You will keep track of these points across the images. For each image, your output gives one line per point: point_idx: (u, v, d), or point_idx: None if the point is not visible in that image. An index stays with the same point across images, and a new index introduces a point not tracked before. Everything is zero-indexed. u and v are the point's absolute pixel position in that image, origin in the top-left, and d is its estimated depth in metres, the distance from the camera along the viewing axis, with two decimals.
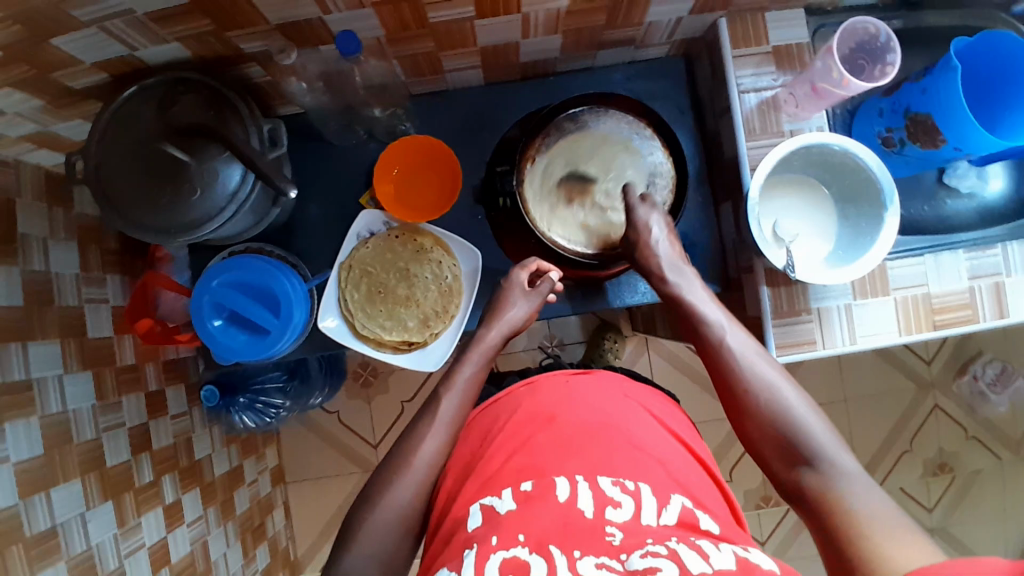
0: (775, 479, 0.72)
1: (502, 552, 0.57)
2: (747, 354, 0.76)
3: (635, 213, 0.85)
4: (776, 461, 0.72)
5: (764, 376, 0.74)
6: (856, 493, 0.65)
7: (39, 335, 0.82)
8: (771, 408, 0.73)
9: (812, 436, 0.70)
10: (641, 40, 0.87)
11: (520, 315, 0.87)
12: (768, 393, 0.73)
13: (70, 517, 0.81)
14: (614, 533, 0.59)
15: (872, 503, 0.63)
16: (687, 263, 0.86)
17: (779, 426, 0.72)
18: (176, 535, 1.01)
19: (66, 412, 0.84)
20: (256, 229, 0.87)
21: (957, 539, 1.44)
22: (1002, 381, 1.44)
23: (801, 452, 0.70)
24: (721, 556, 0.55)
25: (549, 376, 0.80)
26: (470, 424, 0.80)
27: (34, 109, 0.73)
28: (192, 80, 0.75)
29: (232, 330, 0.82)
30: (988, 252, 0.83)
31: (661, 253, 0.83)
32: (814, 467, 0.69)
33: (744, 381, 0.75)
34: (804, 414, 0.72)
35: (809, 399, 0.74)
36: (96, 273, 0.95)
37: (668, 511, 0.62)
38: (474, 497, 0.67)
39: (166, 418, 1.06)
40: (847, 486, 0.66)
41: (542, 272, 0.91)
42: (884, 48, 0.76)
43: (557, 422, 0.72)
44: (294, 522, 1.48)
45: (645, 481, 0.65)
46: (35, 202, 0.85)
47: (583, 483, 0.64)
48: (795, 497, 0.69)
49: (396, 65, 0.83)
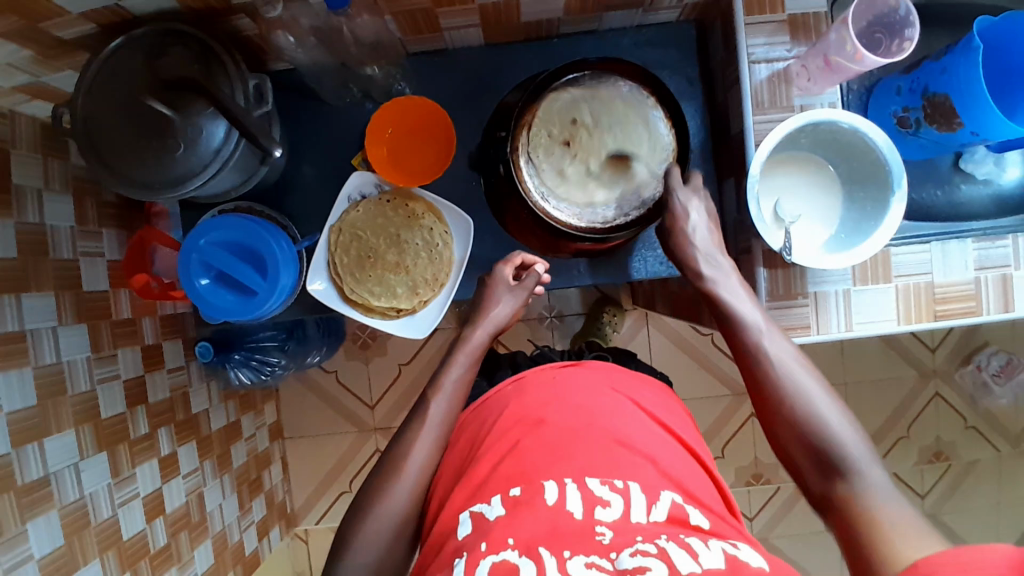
0: (804, 488, 0.70)
1: (492, 558, 0.58)
2: (783, 358, 0.74)
3: (674, 197, 0.83)
4: (811, 473, 0.69)
5: (802, 387, 0.72)
6: (891, 510, 0.62)
7: (34, 287, 0.82)
8: (807, 415, 0.70)
9: (848, 447, 0.68)
10: (650, 3, 0.83)
11: (504, 313, 0.87)
12: (805, 403, 0.71)
13: (62, 467, 0.83)
14: (604, 532, 0.60)
15: (906, 517, 0.61)
16: (725, 255, 0.83)
17: (814, 433, 0.69)
18: (171, 486, 1.03)
19: (60, 363, 0.85)
20: (245, 188, 0.85)
21: (947, 526, 1.44)
22: (1007, 372, 1.41)
23: (836, 462, 0.68)
24: (711, 555, 0.57)
25: (536, 372, 0.81)
26: (461, 426, 0.82)
27: (25, 60, 0.71)
28: (184, 33, 0.73)
29: (221, 290, 0.82)
30: (999, 243, 0.80)
31: (697, 243, 0.82)
32: (849, 481, 0.66)
33: (780, 387, 0.73)
34: (840, 422, 0.70)
35: (844, 409, 0.71)
36: (92, 227, 0.94)
37: (659, 507, 0.63)
38: (463, 506, 0.67)
39: (162, 372, 1.07)
40: (882, 501, 0.64)
41: (527, 266, 0.92)
42: (902, 22, 0.71)
43: (546, 425, 0.72)
44: (293, 478, 1.52)
45: (635, 479, 0.66)
46: (30, 154, 0.84)
47: (572, 485, 0.64)
48: (826, 509, 0.67)
49: (391, 21, 0.79)
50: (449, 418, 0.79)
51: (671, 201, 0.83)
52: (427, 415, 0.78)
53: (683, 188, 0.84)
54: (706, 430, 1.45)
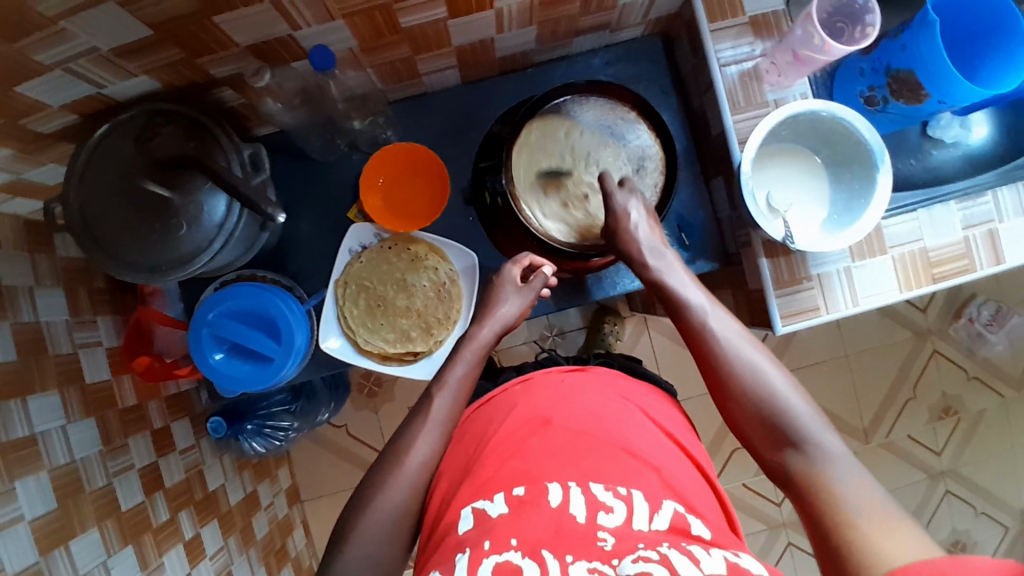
0: (760, 460, 0.73)
1: (495, 556, 0.58)
2: (729, 336, 0.76)
3: (613, 200, 0.83)
4: (764, 446, 0.72)
5: (748, 361, 0.74)
6: (840, 476, 0.65)
7: (38, 386, 0.80)
8: (753, 388, 0.73)
9: (795, 416, 0.70)
10: (617, 22, 0.86)
11: (512, 312, 0.87)
12: (753, 376, 0.73)
13: (92, 567, 0.80)
14: (606, 537, 0.60)
15: (860, 490, 0.63)
16: (668, 248, 0.85)
17: (765, 407, 0.71)
18: (200, 570, 0.99)
19: (74, 461, 0.82)
20: (248, 257, 0.84)
21: (966, 478, 1.48)
22: (998, 321, 1.46)
23: (790, 437, 0.70)
24: (713, 562, 0.57)
25: (543, 374, 0.81)
26: (464, 423, 0.81)
27: (5, 159, 0.70)
28: (170, 111, 0.73)
29: (235, 361, 0.81)
30: (979, 201, 0.84)
31: (641, 238, 0.82)
32: (801, 451, 0.69)
33: (728, 364, 0.74)
34: (788, 395, 0.72)
35: (794, 381, 0.74)
36: (87, 316, 0.92)
37: (660, 516, 0.64)
38: (467, 502, 0.67)
39: (175, 453, 1.04)
40: (835, 471, 0.66)
41: (535, 268, 0.90)
42: (862, 10, 0.76)
43: (551, 426, 0.73)
44: (315, 540, 1.47)
45: (638, 487, 0.66)
46: (16, 253, 0.82)
47: (576, 488, 0.65)
48: (782, 480, 0.70)
49: (373, 73, 0.81)
50: (452, 413, 0.79)
51: (610, 204, 0.83)
52: (429, 411, 0.78)
53: (619, 190, 0.83)
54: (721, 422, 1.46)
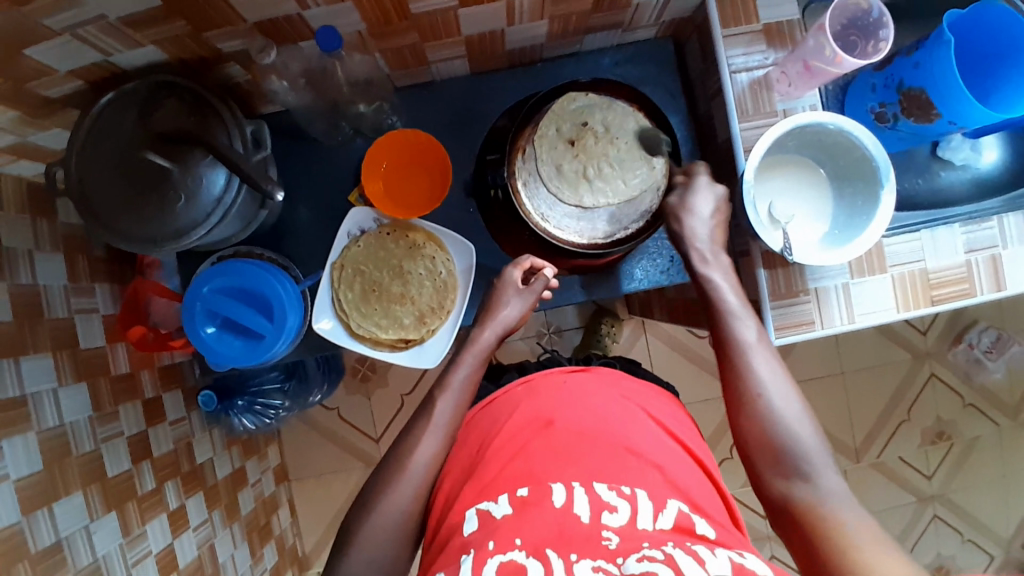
0: (759, 486, 0.71)
1: (499, 557, 0.58)
2: (755, 350, 0.75)
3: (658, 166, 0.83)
4: (768, 470, 0.70)
5: (773, 382, 0.73)
6: (845, 515, 0.64)
7: (31, 349, 0.81)
8: (773, 407, 0.72)
9: (809, 448, 0.69)
10: (629, 23, 0.85)
11: (514, 314, 0.87)
12: (773, 397, 0.72)
13: (74, 530, 0.80)
14: (610, 537, 0.60)
15: (863, 529, 0.63)
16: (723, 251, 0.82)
17: (780, 430, 0.71)
18: (183, 541, 1.00)
19: (63, 425, 0.83)
20: (245, 234, 0.85)
21: (956, 504, 1.47)
22: (998, 348, 1.45)
23: (800, 466, 0.69)
24: (718, 562, 0.56)
25: (544, 375, 0.81)
26: (468, 424, 0.81)
27: (11, 121, 0.70)
28: (174, 84, 0.73)
29: (227, 337, 0.81)
30: (984, 225, 0.83)
31: (699, 234, 0.81)
32: (807, 482, 0.68)
33: (753, 379, 0.73)
34: (803, 426, 0.71)
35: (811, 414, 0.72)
36: (85, 283, 0.93)
37: (664, 515, 0.64)
38: (472, 503, 0.67)
39: (164, 425, 1.05)
40: (838, 508, 0.65)
41: (536, 269, 0.90)
42: (876, 24, 0.74)
43: (554, 427, 0.73)
44: (300, 520, 1.48)
45: (642, 486, 0.66)
46: (18, 215, 0.82)
47: (580, 488, 0.65)
48: (779, 508, 0.69)
49: (381, 58, 0.80)
50: (454, 417, 0.79)
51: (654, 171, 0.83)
52: (431, 414, 0.78)
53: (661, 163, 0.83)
54: (713, 430, 1.46)
